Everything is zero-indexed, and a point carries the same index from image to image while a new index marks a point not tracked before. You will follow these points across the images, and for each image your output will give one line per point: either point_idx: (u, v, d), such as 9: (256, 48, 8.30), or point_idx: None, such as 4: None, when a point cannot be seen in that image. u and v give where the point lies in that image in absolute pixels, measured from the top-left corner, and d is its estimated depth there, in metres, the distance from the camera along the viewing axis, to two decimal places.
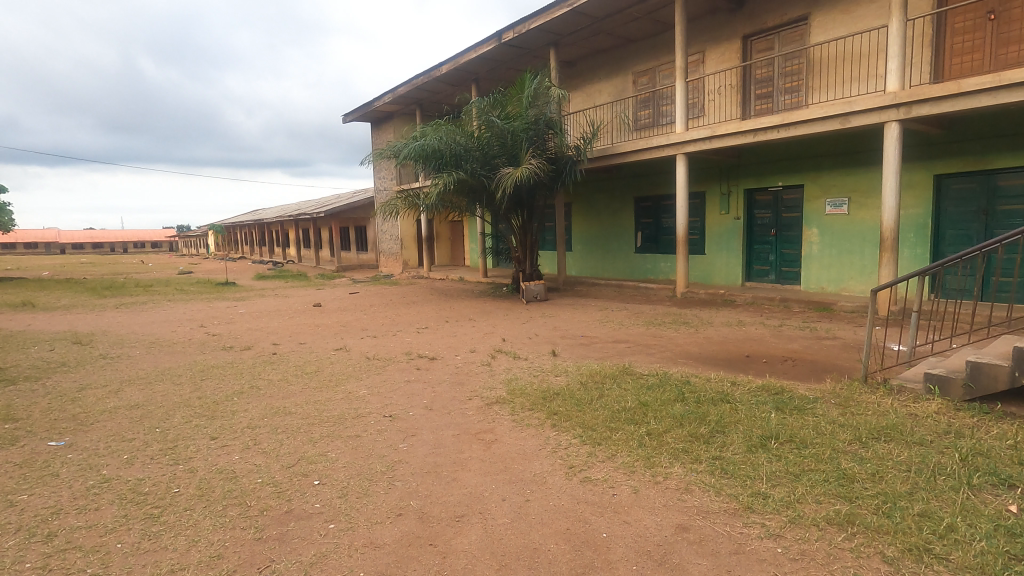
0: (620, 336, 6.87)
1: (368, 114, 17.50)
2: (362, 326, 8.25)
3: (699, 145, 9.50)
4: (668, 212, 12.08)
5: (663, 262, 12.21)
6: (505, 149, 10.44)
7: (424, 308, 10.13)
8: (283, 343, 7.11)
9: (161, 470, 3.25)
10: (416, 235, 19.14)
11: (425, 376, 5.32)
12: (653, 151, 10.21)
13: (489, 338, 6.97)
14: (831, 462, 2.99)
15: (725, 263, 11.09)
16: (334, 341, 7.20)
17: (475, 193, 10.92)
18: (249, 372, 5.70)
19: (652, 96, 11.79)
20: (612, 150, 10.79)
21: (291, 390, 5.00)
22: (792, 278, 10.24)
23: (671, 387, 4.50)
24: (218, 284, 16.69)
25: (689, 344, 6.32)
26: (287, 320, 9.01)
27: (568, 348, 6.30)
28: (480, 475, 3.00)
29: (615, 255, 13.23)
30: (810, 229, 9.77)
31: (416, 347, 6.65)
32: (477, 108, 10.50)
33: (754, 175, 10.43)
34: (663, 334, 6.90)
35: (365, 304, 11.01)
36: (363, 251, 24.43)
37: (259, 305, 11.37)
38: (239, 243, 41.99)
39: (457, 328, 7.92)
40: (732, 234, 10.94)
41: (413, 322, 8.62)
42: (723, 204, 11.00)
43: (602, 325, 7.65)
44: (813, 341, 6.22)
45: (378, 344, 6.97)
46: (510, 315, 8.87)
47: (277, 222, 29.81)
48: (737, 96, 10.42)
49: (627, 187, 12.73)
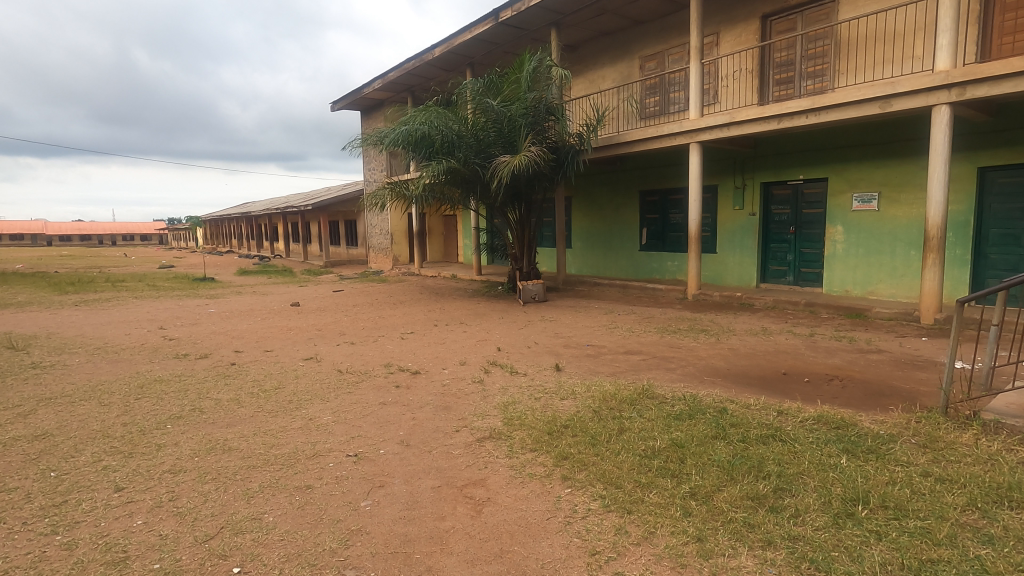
0: (632, 346, 6.01)
1: (357, 102, 16.57)
2: (339, 331, 7.35)
3: (716, 133, 8.63)
4: (677, 207, 11.23)
5: (671, 261, 11.38)
6: (502, 137, 9.55)
7: (411, 309, 9.24)
8: (246, 351, 6.21)
9: (27, 547, 2.37)
10: (407, 229, 18.24)
11: (405, 397, 4.45)
12: (663, 141, 9.35)
13: (483, 348, 6.11)
14: (955, 547, 2.16)
15: (739, 262, 10.26)
16: (305, 349, 6.31)
17: (468, 184, 10.02)
18: (197, 389, 4.80)
19: (661, 82, 10.94)
20: (618, 139, 9.90)
21: (240, 414, 4.11)
22: (812, 280, 9.45)
23: (705, 419, 3.64)
24: (195, 280, 15.68)
25: (713, 357, 5.48)
26: (257, 322, 8.10)
27: (574, 361, 5.44)
28: (465, 564, 2.14)
29: (618, 253, 12.40)
30: (834, 227, 8.96)
31: (398, 357, 5.78)
32: (471, 92, 9.58)
33: (772, 167, 9.61)
34: (682, 344, 6.05)
35: (348, 304, 10.10)
36: (353, 246, 23.47)
37: (232, 303, 10.42)
38: (227, 237, 40.89)
39: (447, 334, 7.04)
40: (746, 231, 10.10)
41: (397, 326, 7.73)
42: (737, 199, 10.18)
43: (610, 332, 6.80)
44: (857, 355, 5.39)
45: (355, 353, 6.09)
46: (506, 319, 8.00)
47: (264, 215, 28.82)
48: (754, 81, 9.59)
49: (633, 180, 11.88)
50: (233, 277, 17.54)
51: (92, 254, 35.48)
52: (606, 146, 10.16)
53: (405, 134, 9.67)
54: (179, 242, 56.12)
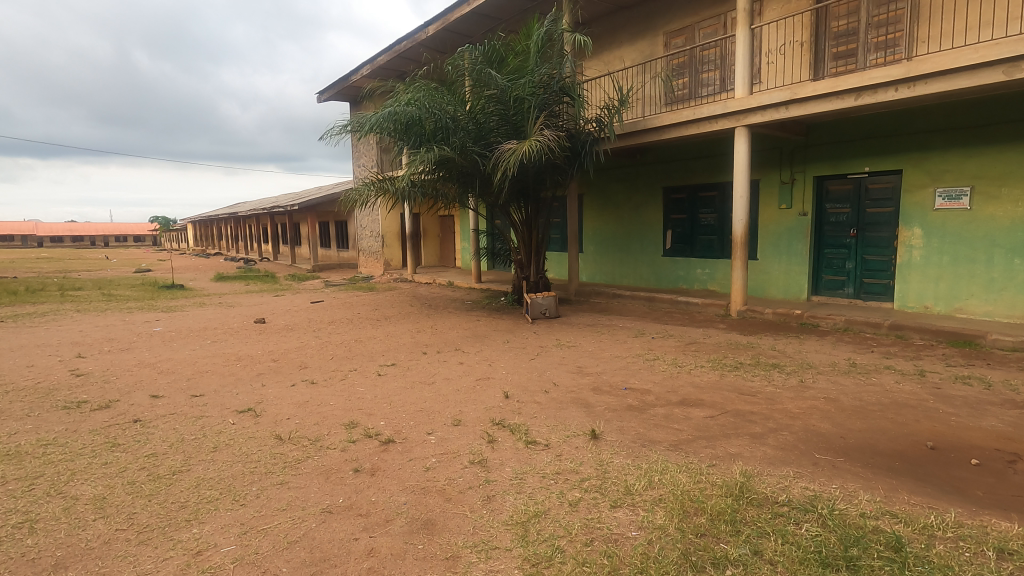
0: (686, 392, 4.45)
1: (344, 91, 15.01)
2: (300, 363, 5.74)
3: (770, 115, 7.03)
4: (709, 205, 9.72)
5: (700, 268, 9.89)
6: (506, 121, 7.95)
7: (396, 328, 7.64)
8: (167, 399, 4.61)
9: None
10: (400, 231, 16.66)
11: (367, 494, 2.86)
12: (701, 126, 7.75)
13: (484, 394, 4.51)
14: None
15: (785, 271, 8.73)
16: (246, 394, 4.71)
17: (466, 178, 8.43)
18: (57, 472, 3.20)
19: (690, 60, 9.44)
20: (644, 124, 8.31)
21: (88, 538, 2.51)
22: (877, 292, 7.92)
23: (880, 572, 2.07)
24: (162, 288, 13.99)
25: (808, 412, 3.91)
26: (202, 348, 6.49)
27: (614, 422, 3.85)
28: None
29: (638, 259, 10.85)
30: (908, 229, 7.41)
31: (368, 410, 4.20)
32: (468, 68, 7.96)
33: (829, 159, 8.09)
34: (753, 389, 4.47)
35: (321, 320, 8.48)
36: (343, 249, 21.88)
37: (187, 320, 8.80)
38: (215, 239, 39.29)
39: (438, 368, 5.44)
40: (795, 234, 8.57)
41: (376, 353, 6.14)
42: (783, 196, 8.65)
43: (651, 368, 5.21)
44: (1013, 411, 3.81)
45: (311, 402, 4.48)
46: (513, 344, 6.42)
47: (251, 215, 27.18)
48: (806, 56, 8.07)
49: (656, 175, 10.34)
50: (208, 283, 15.90)
51: (74, 256, 33.79)
52: (629, 134, 8.59)
53: (391, 116, 8.08)
54: (171, 245, 54.38)
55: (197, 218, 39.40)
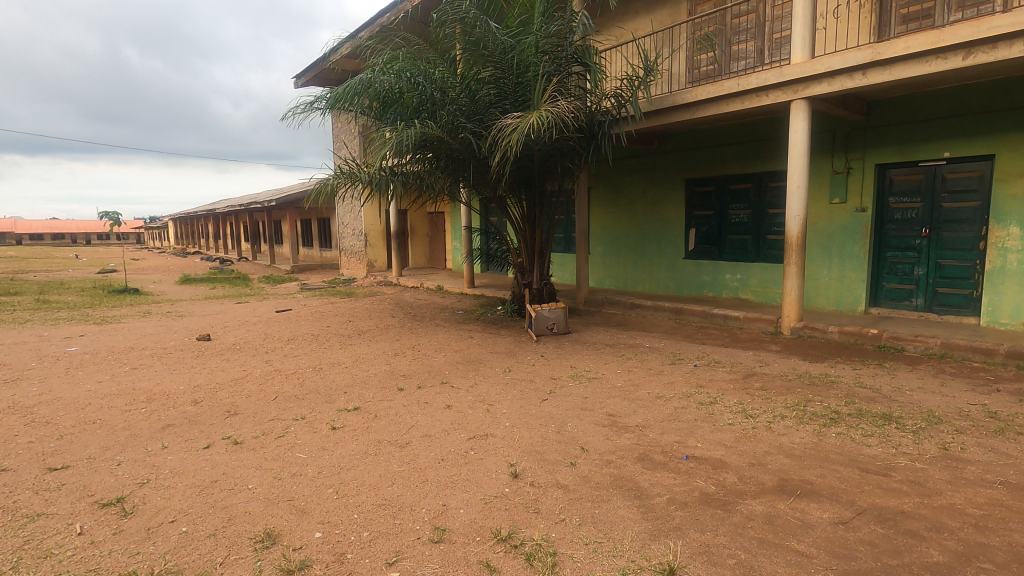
0: (778, 467, 3.01)
1: (322, 73, 13.41)
2: (230, 406, 4.24)
3: (840, 82, 5.56)
4: (741, 200, 8.35)
5: (729, 273, 8.48)
6: (507, 92, 6.45)
7: (369, 349, 6.15)
8: (6, 478, 3.08)
9: None
10: (385, 229, 15.11)
11: None
12: (745, 100, 6.28)
13: (480, 471, 3.04)
14: None
15: (837, 278, 7.36)
16: (131, 467, 3.21)
17: (456, 164, 6.93)
18: None
19: (720, 30, 8.01)
20: (673, 100, 6.86)
21: None
22: (954, 305, 6.54)
23: None
24: (113, 292, 12.33)
25: (994, 514, 2.47)
26: (110, 381, 4.95)
27: (691, 536, 2.39)
28: None
29: (654, 262, 9.44)
30: (1001, 228, 6.06)
31: (301, 504, 2.72)
32: (460, 25, 6.45)
33: (896, 143, 6.73)
34: (878, 462, 3.03)
35: (280, 336, 6.97)
36: (326, 248, 20.27)
37: (119, 335, 7.23)
38: (195, 237, 37.43)
39: (417, 417, 3.96)
40: (851, 233, 7.20)
41: (336, 390, 4.64)
42: (836, 188, 7.26)
43: (711, 418, 3.76)
44: None
45: (221, 483, 2.98)
46: (517, 377, 4.94)
47: (230, 212, 25.51)
48: (869, 20, 6.64)
49: (677, 165, 8.93)
50: (172, 287, 14.28)
51: (44, 255, 31.98)
52: (653, 114, 7.16)
53: (365, 85, 6.56)
54: (152, 244, 52.39)
55: (177, 216, 37.56)
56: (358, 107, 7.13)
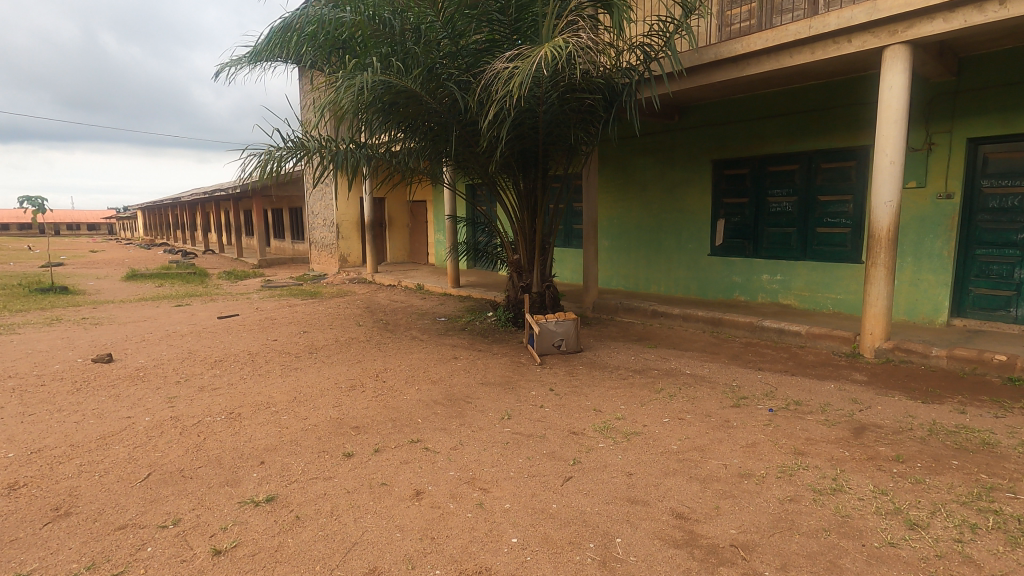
0: None
1: None
2: (65, 497, 2.63)
3: (963, 16, 4.06)
4: (784, 185, 6.88)
5: (767, 273, 7.03)
6: (503, 35, 4.94)
7: (316, 379, 4.54)
8: None
9: None
10: (360, 220, 13.43)
11: None
12: (818, 50, 4.78)
13: None
14: None
15: (911, 281, 5.94)
16: None
17: (436, 133, 5.34)
18: None
19: None
20: (716, 54, 5.34)
21: None
22: None
23: None
24: (36, 290, 10.50)
25: None
26: None
27: None
28: None
29: (673, 259, 7.94)
30: None
31: None
32: None
33: (997, 109, 5.28)
34: None
35: (207, 357, 5.34)
36: (298, 241, 18.46)
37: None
38: (163, 228, 35.19)
39: (363, 524, 2.40)
40: (931, 226, 5.75)
41: (249, 457, 3.07)
42: (912, 170, 5.80)
43: (854, 531, 2.26)
44: None
45: None
46: (520, 432, 3.39)
47: (196, 203, 23.48)
48: None
49: (703, 143, 7.42)
50: (114, 284, 12.47)
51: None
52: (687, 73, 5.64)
53: (314, 24, 4.96)
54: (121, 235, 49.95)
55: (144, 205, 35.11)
56: (309, 60, 5.55)
